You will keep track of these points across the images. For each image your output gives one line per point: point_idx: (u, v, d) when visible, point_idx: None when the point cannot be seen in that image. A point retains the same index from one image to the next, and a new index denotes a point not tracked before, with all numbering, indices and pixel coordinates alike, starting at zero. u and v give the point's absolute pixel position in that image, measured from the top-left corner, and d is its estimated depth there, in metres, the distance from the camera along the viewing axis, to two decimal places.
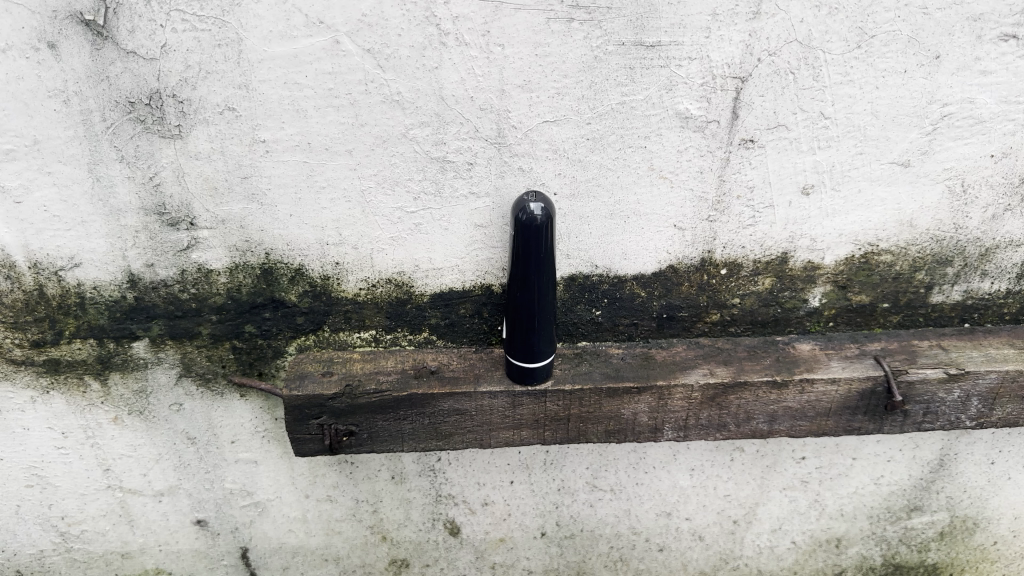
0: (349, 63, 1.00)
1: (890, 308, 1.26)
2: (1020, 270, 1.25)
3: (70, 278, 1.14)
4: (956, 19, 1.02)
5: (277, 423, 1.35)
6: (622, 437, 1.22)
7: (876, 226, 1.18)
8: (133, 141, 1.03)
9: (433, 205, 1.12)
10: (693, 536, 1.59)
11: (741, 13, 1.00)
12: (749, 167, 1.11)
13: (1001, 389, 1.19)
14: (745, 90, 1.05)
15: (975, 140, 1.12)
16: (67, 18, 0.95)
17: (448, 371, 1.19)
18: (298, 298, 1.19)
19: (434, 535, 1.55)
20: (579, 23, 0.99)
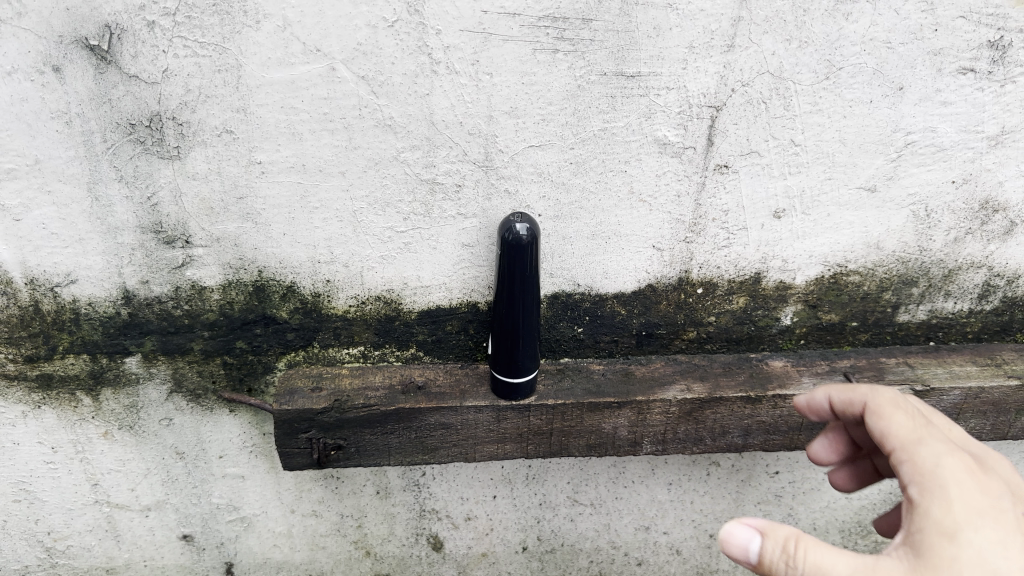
0: (344, 89, 1.04)
1: (859, 326, 1.32)
2: (981, 291, 1.31)
3: (66, 294, 1.17)
4: (918, 54, 1.08)
5: (265, 438, 1.37)
6: (603, 450, 1.26)
7: (845, 249, 1.24)
8: (133, 162, 1.07)
9: (422, 225, 1.16)
10: (671, 550, 1.64)
11: (716, 46, 1.05)
12: (725, 191, 1.17)
13: (965, 405, 1.25)
14: (720, 118, 1.11)
15: (937, 167, 1.18)
16: (72, 42, 0.98)
17: (434, 386, 1.23)
18: (289, 315, 1.22)
19: (417, 550, 1.58)
20: (564, 54, 1.04)
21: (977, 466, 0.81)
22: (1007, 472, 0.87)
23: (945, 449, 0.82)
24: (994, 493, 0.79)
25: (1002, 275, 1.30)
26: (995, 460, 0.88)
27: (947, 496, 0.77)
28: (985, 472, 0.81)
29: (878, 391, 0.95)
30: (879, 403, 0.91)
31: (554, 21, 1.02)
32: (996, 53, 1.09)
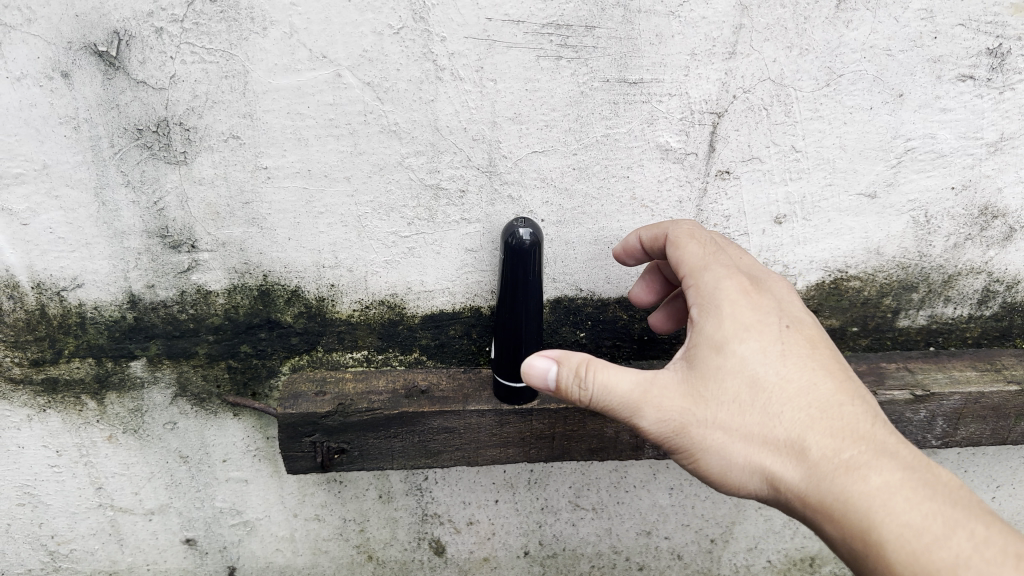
0: (350, 95, 1.05)
1: (859, 331, 1.33)
2: (981, 296, 1.32)
3: (72, 298, 1.18)
4: (918, 61, 1.09)
5: (268, 442, 1.38)
6: (605, 454, 1.27)
7: (845, 254, 1.25)
8: (140, 167, 1.08)
9: (426, 230, 1.17)
10: (672, 554, 1.65)
11: (718, 53, 1.06)
12: (726, 197, 1.18)
13: (965, 409, 1.25)
14: (722, 124, 1.12)
15: (937, 173, 1.19)
16: (81, 49, 0.99)
17: (437, 390, 1.24)
18: (293, 319, 1.23)
19: (419, 555, 1.59)
20: (567, 60, 1.05)
21: (751, 290, 1.00)
22: (787, 291, 1.06)
23: (723, 277, 1.01)
24: (762, 310, 0.99)
25: (1001, 280, 1.31)
26: (773, 278, 1.07)
27: (718, 316, 0.97)
28: (758, 292, 1.01)
29: (680, 222, 1.10)
30: (678, 233, 1.07)
31: (558, 28, 1.03)
32: (995, 60, 1.10)
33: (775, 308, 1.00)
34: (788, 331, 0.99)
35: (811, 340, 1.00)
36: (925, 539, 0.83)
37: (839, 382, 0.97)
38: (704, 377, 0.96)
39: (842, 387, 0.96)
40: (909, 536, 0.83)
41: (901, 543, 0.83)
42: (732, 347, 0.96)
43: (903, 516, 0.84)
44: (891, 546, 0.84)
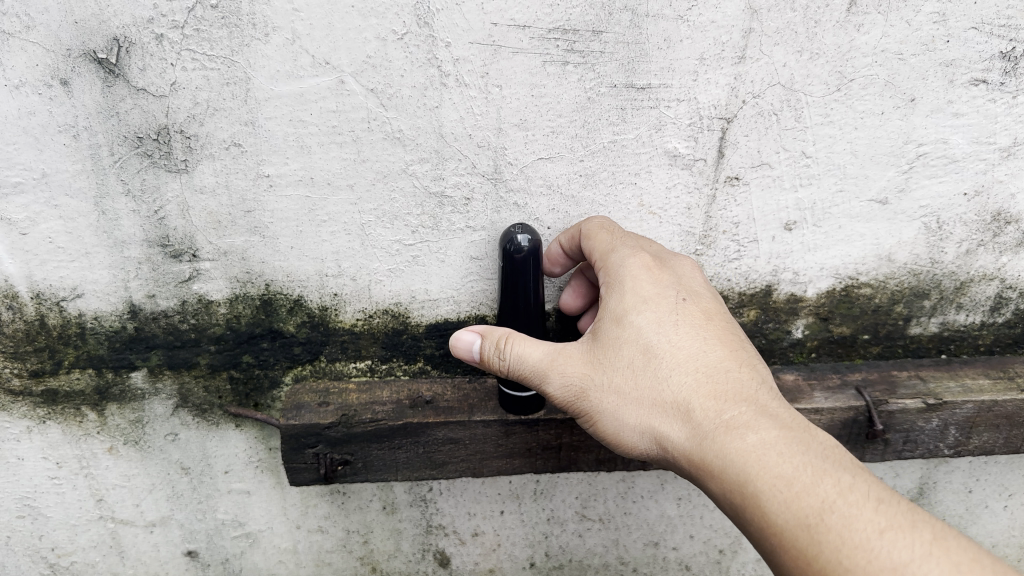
0: (353, 101, 1.03)
1: (870, 339, 1.31)
2: (993, 303, 1.30)
3: (72, 308, 1.16)
4: (930, 65, 1.08)
5: (270, 454, 1.36)
6: (613, 465, 1.25)
7: (856, 261, 1.23)
8: (140, 175, 1.06)
9: (431, 238, 1.16)
10: (680, 565, 1.64)
11: (727, 57, 1.05)
12: (736, 203, 1.16)
13: (978, 418, 1.23)
14: (731, 130, 1.10)
15: (949, 179, 1.17)
16: (80, 56, 0.98)
17: (442, 400, 1.22)
18: (296, 329, 1.21)
19: (423, 566, 1.57)
20: (573, 66, 1.04)
21: (654, 263, 1.01)
22: (690, 265, 1.06)
23: (630, 253, 1.02)
24: (663, 283, 1.00)
25: (1014, 287, 1.29)
26: (682, 257, 1.07)
27: (622, 290, 0.98)
28: (660, 267, 1.01)
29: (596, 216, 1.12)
30: (591, 222, 1.09)
31: (564, 33, 1.02)
32: (1008, 64, 1.08)
33: (675, 280, 1.01)
34: (686, 302, 0.99)
35: (708, 310, 1.00)
36: (794, 490, 0.82)
37: (732, 350, 0.97)
38: (605, 346, 0.97)
39: (733, 355, 0.97)
40: (780, 489, 0.83)
41: (774, 495, 0.83)
42: (631, 318, 0.96)
43: (776, 470, 0.84)
44: (764, 497, 0.83)
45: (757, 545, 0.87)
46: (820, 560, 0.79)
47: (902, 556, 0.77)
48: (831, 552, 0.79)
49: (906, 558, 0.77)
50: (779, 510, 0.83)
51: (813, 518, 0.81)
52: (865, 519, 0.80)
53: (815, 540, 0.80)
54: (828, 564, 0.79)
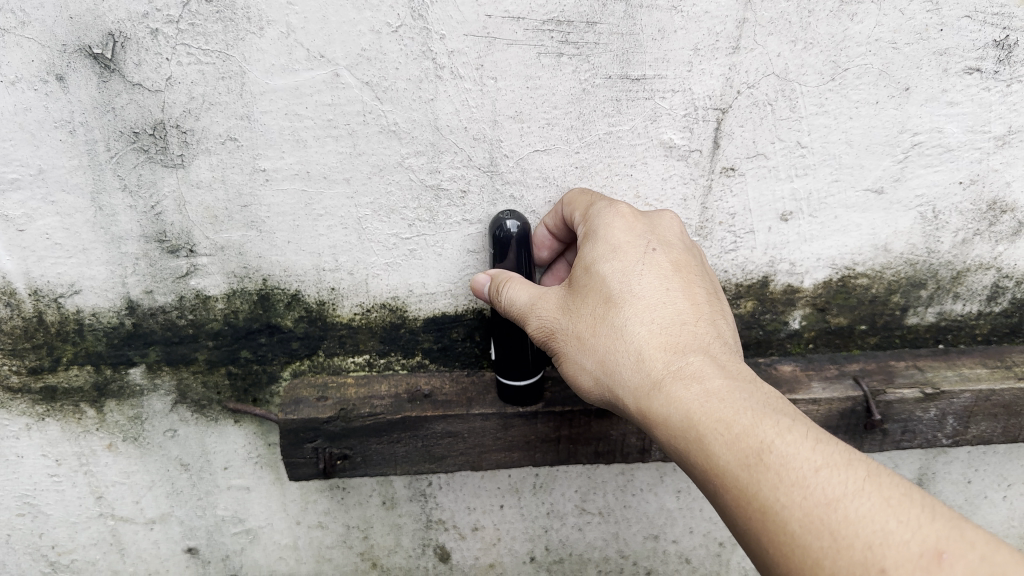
0: (348, 95, 1.03)
1: (867, 330, 1.31)
2: (990, 292, 1.30)
3: (70, 305, 1.16)
4: (923, 54, 1.08)
5: (270, 449, 1.36)
6: (612, 457, 1.25)
7: (853, 251, 1.23)
8: (137, 170, 1.06)
9: (427, 232, 1.16)
10: (681, 558, 1.64)
11: (721, 48, 1.05)
12: (731, 194, 1.16)
13: (975, 407, 1.23)
14: (726, 121, 1.11)
15: (944, 168, 1.17)
16: (75, 51, 0.98)
17: (441, 394, 1.22)
18: (293, 324, 1.21)
19: (423, 562, 1.57)
20: (568, 57, 1.04)
21: (629, 215, 1.01)
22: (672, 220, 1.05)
23: (607, 207, 1.02)
24: (635, 233, 0.99)
25: (1010, 276, 1.29)
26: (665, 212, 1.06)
27: (594, 241, 0.98)
28: (635, 219, 1.01)
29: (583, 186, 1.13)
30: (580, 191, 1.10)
31: (558, 24, 1.02)
32: (1002, 52, 1.09)
33: (647, 231, 1.00)
34: (654, 252, 0.98)
35: (678, 260, 0.98)
36: (735, 429, 0.80)
37: (700, 305, 0.96)
38: (575, 295, 0.98)
39: (698, 307, 0.95)
40: (721, 429, 0.81)
41: (716, 433, 0.81)
42: (598, 267, 0.96)
43: (718, 412, 0.83)
44: (707, 436, 0.82)
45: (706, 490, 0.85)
46: (755, 496, 0.77)
47: (835, 492, 0.74)
48: (767, 491, 0.76)
49: (837, 494, 0.73)
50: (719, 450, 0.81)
51: (751, 456, 0.78)
52: (802, 455, 0.77)
53: (752, 477, 0.78)
54: (763, 499, 0.76)
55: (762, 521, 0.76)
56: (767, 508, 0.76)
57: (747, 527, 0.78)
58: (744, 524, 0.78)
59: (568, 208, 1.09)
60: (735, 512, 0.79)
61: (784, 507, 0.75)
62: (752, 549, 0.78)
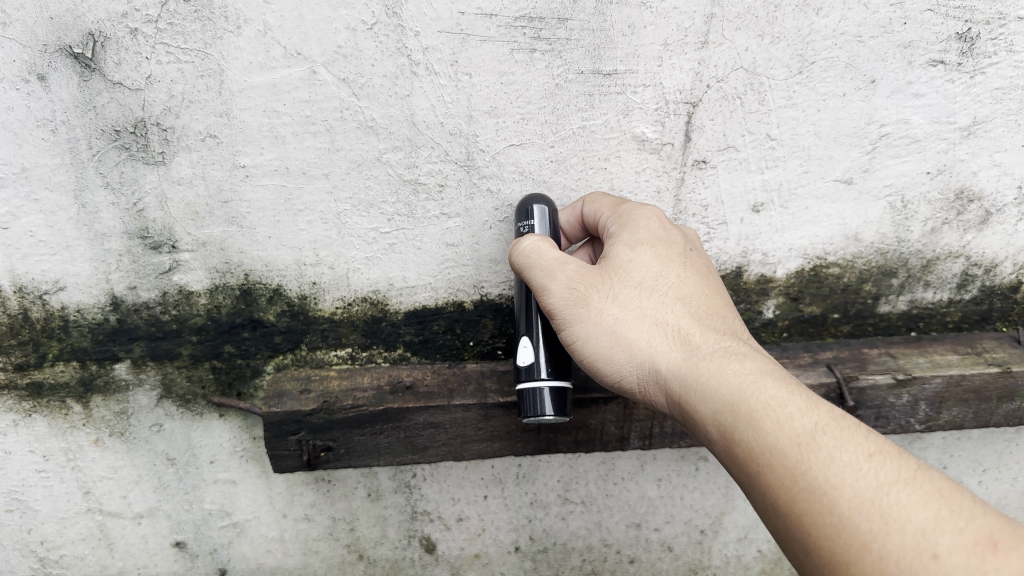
0: (325, 91, 1.05)
1: (841, 318, 1.34)
2: (960, 280, 1.33)
3: (55, 301, 1.18)
4: (888, 47, 1.10)
5: (255, 443, 1.38)
6: (591, 446, 1.28)
7: (824, 241, 1.26)
8: (119, 168, 1.08)
9: (406, 226, 1.18)
10: (663, 547, 1.67)
11: (690, 42, 1.07)
12: (704, 186, 1.19)
13: (947, 393, 1.25)
14: (697, 114, 1.13)
15: (912, 158, 1.20)
16: (56, 51, 0.99)
17: (423, 385, 1.23)
18: (276, 318, 1.23)
19: (410, 553, 1.59)
20: (541, 53, 1.06)
21: (664, 218, 1.06)
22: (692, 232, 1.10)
23: (641, 206, 1.07)
24: (672, 234, 1.04)
25: (979, 264, 1.32)
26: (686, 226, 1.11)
27: (636, 228, 1.03)
28: (670, 224, 1.06)
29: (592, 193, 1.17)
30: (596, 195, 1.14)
31: (531, 21, 1.04)
32: (964, 45, 1.11)
33: (683, 236, 1.06)
34: (689, 254, 1.03)
35: (709, 266, 1.04)
36: (788, 409, 0.82)
37: (730, 307, 1.01)
38: (613, 269, 0.99)
39: (729, 309, 1.00)
40: (773, 408, 0.82)
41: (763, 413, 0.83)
42: (642, 252, 1.00)
43: (770, 390, 0.84)
44: (757, 413, 0.83)
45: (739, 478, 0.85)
46: (805, 476, 0.77)
47: (884, 480, 0.75)
48: (819, 468, 0.77)
49: (892, 480, 0.75)
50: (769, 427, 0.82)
51: (803, 436, 0.79)
52: (855, 443, 0.79)
53: (803, 455, 0.78)
54: (813, 479, 0.77)
55: (810, 501, 0.76)
56: (818, 489, 0.76)
57: (788, 509, 0.77)
58: (786, 504, 0.78)
59: (590, 206, 1.12)
60: (778, 492, 0.79)
61: (835, 489, 0.75)
62: (787, 531, 0.78)
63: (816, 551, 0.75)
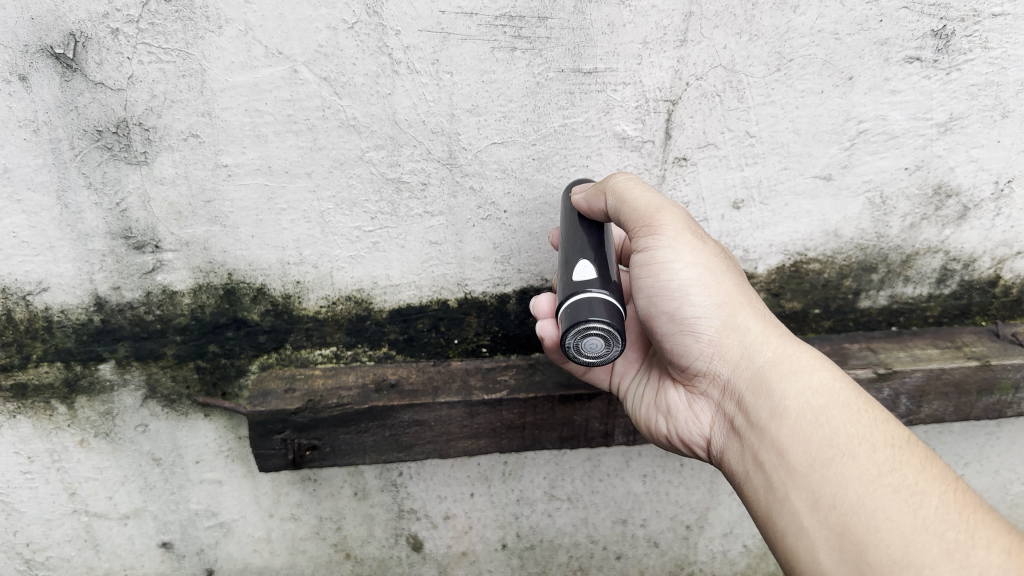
0: (307, 90, 1.06)
1: (821, 313, 1.36)
2: (940, 275, 1.35)
3: (38, 302, 1.17)
4: (865, 44, 1.12)
5: (240, 442, 1.38)
6: (576, 442, 1.29)
7: (804, 237, 1.27)
8: (101, 168, 1.08)
9: (389, 224, 1.19)
10: (649, 542, 1.68)
11: (669, 41, 1.08)
12: (685, 183, 1.21)
13: (927, 387, 1.26)
14: (677, 112, 1.15)
15: (890, 154, 1.22)
16: (37, 51, 0.99)
17: (407, 383, 1.24)
18: (260, 317, 1.24)
19: (397, 551, 1.60)
20: (521, 51, 1.07)
21: None
22: None
23: None
24: None
25: (958, 259, 1.34)
26: None
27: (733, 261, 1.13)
28: None
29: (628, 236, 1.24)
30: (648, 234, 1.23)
31: (511, 20, 1.05)
32: (940, 42, 1.13)
33: None
34: None
35: None
36: (884, 420, 0.89)
37: None
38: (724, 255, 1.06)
39: None
40: (875, 414, 0.89)
41: (856, 416, 0.89)
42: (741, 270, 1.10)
43: (867, 400, 0.92)
44: (861, 410, 0.89)
45: (807, 451, 0.88)
46: (893, 477, 0.82)
47: (971, 501, 0.80)
48: (914, 471, 0.82)
49: (976, 507, 0.79)
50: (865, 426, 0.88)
51: (899, 443, 0.86)
52: (939, 465, 0.85)
53: (900, 457, 0.84)
54: (903, 481, 0.81)
55: (895, 496, 0.80)
56: (904, 490, 0.80)
57: (859, 502, 0.81)
58: (860, 494, 0.81)
59: None
60: (854, 483, 0.82)
61: (924, 495, 0.80)
62: (847, 521, 0.80)
63: (880, 543, 0.77)
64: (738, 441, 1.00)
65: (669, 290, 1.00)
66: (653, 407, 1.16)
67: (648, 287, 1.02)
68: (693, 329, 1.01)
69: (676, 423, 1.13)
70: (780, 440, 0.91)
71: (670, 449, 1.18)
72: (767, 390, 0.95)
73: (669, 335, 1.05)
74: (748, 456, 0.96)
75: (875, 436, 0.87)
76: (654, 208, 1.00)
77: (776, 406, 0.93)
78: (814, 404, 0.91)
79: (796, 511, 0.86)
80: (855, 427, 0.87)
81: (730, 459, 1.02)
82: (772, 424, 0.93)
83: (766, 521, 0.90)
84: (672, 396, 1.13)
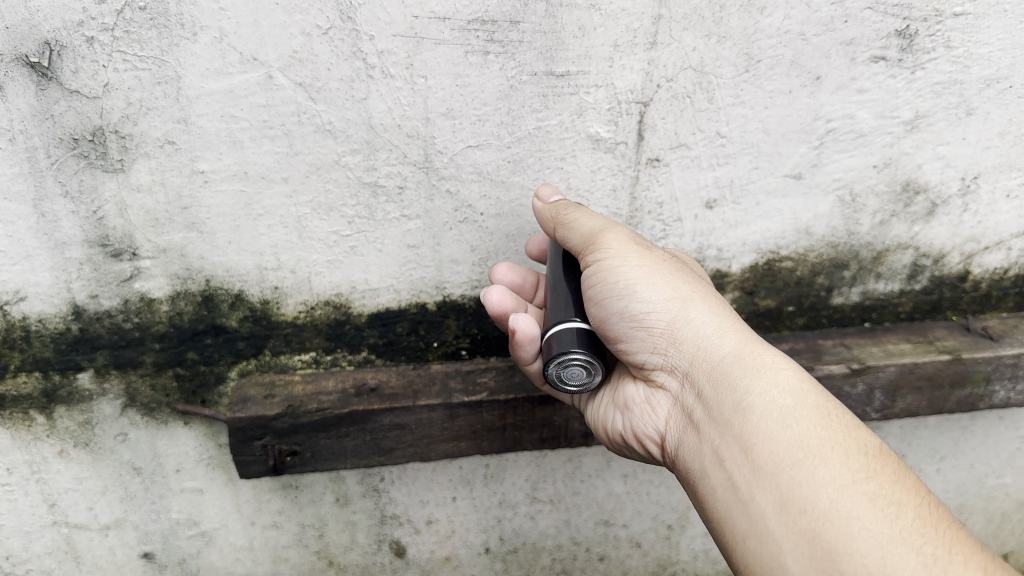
0: (282, 96, 1.06)
1: (795, 311, 1.38)
2: (910, 271, 1.38)
3: (15, 312, 1.16)
4: (831, 44, 1.14)
5: (221, 450, 1.37)
6: (556, 443, 1.30)
7: (775, 235, 1.30)
8: (77, 176, 1.07)
9: (367, 228, 1.20)
10: (631, 543, 1.70)
11: (639, 43, 1.10)
12: (658, 183, 1.23)
13: (901, 381, 1.28)
14: (648, 113, 1.17)
15: (858, 152, 1.24)
16: (12, 60, 0.98)
17: (387, 387, 1.25)
18: (238, 323, 1.24)
19: (380, 557, 1.60)
20: (494, 55, 1.09)
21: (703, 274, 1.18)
22: None
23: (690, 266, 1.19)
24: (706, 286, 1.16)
25: (928, 255, 1.37)
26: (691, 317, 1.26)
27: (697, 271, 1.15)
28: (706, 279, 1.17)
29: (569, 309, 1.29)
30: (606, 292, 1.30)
31: (483, 24, 1.06)
32: (904, 41, 1.15)
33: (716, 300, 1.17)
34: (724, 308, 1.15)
35: None
36: (853, 424, 0.91)
37: None
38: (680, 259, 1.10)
39: None
40: (842, 417, 0.91)
41: (824, 419, 0.90)
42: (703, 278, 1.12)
43: (832, 402, 0.93)
44: (829, 412, 0.91)
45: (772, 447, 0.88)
46: (867, 486, 0.83)
47: (946, 518, 0.83)
48: (886, 480, 0.85)
49: (950, 524, 0.83)
50: (831, 430, 0.89)
51: (869, 451, 0.88)
52: (910, 477, 0.87)
53: (872, 465, 0.86)
54: (877, 491, 0.83)
55: (871, 506, 0.82)
56: (880, 500, 0.82)
57: (833, 509, 0.82)
58: (835, 501, 0.82)
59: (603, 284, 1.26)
60: (828, 488, 0.83)
61: (899, 508, 0.82)
62: (819, 526, 0.82)
63: (854, 552, 0.79)
64: (692, 436, 1.00)
65: (618, 290, 1.02)
66: (610, 405, 1.15)
67: (598, 293, 1.04)
68: (643, 325, 1.03)
69: (630, 419, 1.12)
70: (745, 436, 0.90)
71: (621, 444, 1.16)
72: (729, 385, 0.95)
73: (622, 333, 1.06)
74: (707, 450, 0.96)
75: (845, 442, 0.88)
76: (595, 233, 1.06)
77: (738, 403, 0.93)
78: (782, 403, 0.91)
79: (761, 512, 0.86)
80: (824, 430, 0.88)
81: (686, 451, 1.01)
82: (735, 418, 0.92)
83: (725, 519, 0.91)
84: (628, 391, 1.13)
